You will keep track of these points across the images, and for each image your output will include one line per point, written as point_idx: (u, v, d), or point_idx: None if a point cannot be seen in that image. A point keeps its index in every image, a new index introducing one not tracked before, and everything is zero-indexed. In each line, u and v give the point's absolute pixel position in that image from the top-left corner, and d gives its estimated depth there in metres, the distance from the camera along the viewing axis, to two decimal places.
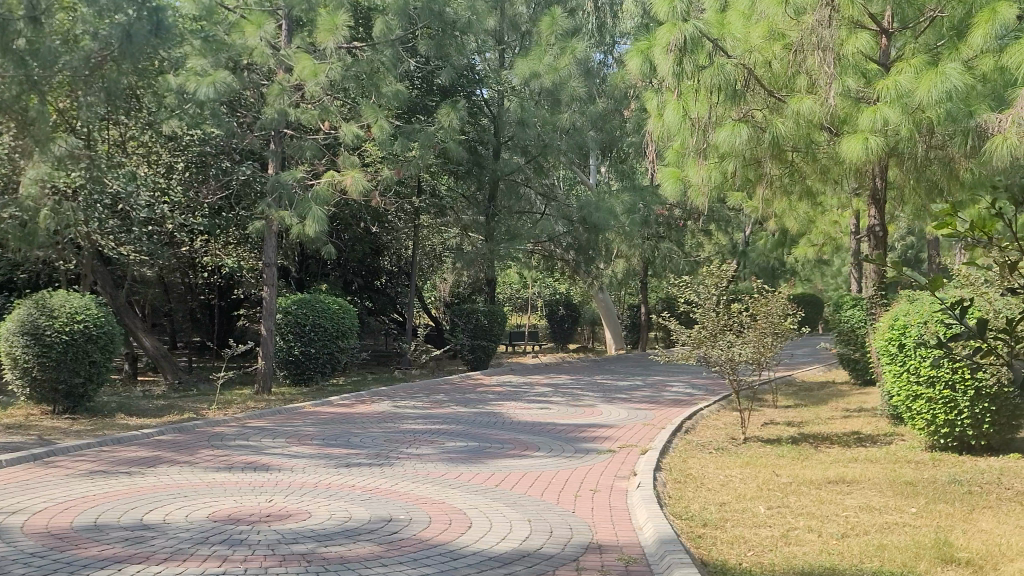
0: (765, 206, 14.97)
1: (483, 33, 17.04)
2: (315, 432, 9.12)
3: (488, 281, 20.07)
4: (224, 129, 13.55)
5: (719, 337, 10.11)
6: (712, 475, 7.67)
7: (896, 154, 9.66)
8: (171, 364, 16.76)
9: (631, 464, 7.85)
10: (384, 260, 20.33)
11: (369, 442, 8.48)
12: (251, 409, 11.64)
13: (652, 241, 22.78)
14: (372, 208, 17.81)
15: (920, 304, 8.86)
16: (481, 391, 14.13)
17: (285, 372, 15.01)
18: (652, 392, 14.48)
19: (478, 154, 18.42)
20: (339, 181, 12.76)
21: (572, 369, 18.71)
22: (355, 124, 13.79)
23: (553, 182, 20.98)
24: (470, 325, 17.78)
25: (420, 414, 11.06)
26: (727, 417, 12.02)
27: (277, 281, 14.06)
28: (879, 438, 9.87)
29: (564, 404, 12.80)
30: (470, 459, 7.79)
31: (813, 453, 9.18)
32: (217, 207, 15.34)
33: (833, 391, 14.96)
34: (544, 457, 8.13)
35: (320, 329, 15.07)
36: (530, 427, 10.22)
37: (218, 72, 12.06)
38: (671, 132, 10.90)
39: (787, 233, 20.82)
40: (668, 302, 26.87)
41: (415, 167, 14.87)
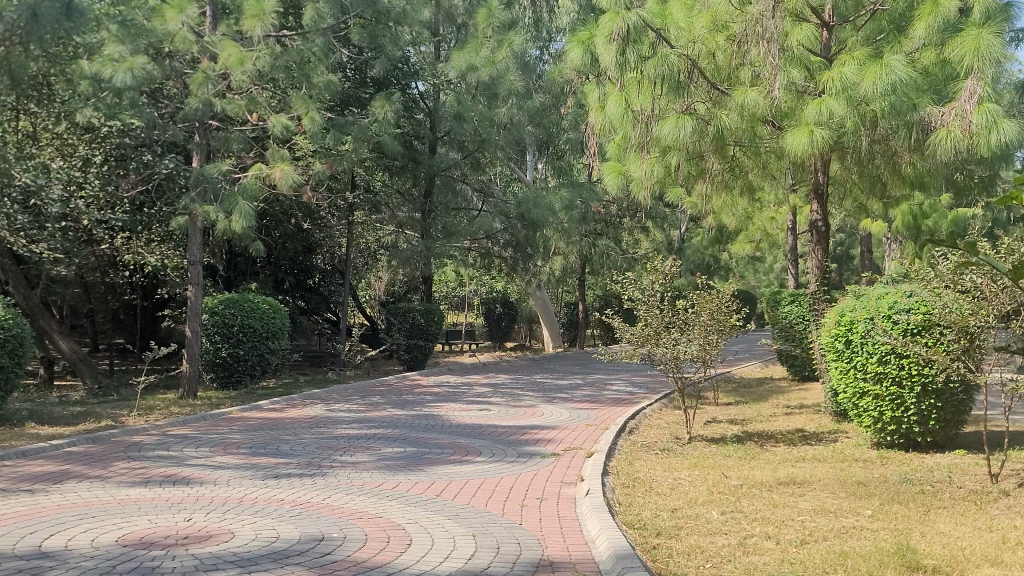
0: (705, 202, 14.85)
1: (418, 25, 16.60)
2: (242, 440, 8.57)
3: (424, 279, 19.59)
4: (144, 119, 12.84)
5: (664, 335, 9.85)
6: (661, 478, 7.38)
7: (840, 148, 9.54)
8: (90, 368, 15.89)
9: (577, 468, 7.51)
10: (316, 258, 19.73)
11: (300, 450, 7.98)
12: (174, 415, 11.01)
13: (589, 238, 22.59)
14: (304, 204, 17.19)
15: (867, 300, 8.73)
16: (418, 392, 13.68)
17: (212, 376, 14.32)
18: (592, 392, 14.21)
19: (413, 149, 17.96)
20: (267, 174, 12.20)
21: (511, 368, 18.37)
22: (285, 115, 13.21)
23: (490, 178, 20.61)
24: (406, 324, 17.30)
25: (355, 418, 10.56)
26: (670, 415, 11.80)
27: (202, 280, 13.40)
28: (824, 436, 9.74)
29: (504, 404, 12.42)
30: (409, 467, 7.36)
31: (760, 453, 8.98)
32: (138, 203, 14.58)
33: (772, 387, 14.91)
34: (486, 462, 7.74)
35: (249, 330, 14.41)
36: (471, 430, 9.81)
37: (137, 59, 11.41)
38: (614, 124, 10.62)
39: (724, 230, 20.84)
40: (606, 299, 26.74)
41: (348, 161, 14.34)
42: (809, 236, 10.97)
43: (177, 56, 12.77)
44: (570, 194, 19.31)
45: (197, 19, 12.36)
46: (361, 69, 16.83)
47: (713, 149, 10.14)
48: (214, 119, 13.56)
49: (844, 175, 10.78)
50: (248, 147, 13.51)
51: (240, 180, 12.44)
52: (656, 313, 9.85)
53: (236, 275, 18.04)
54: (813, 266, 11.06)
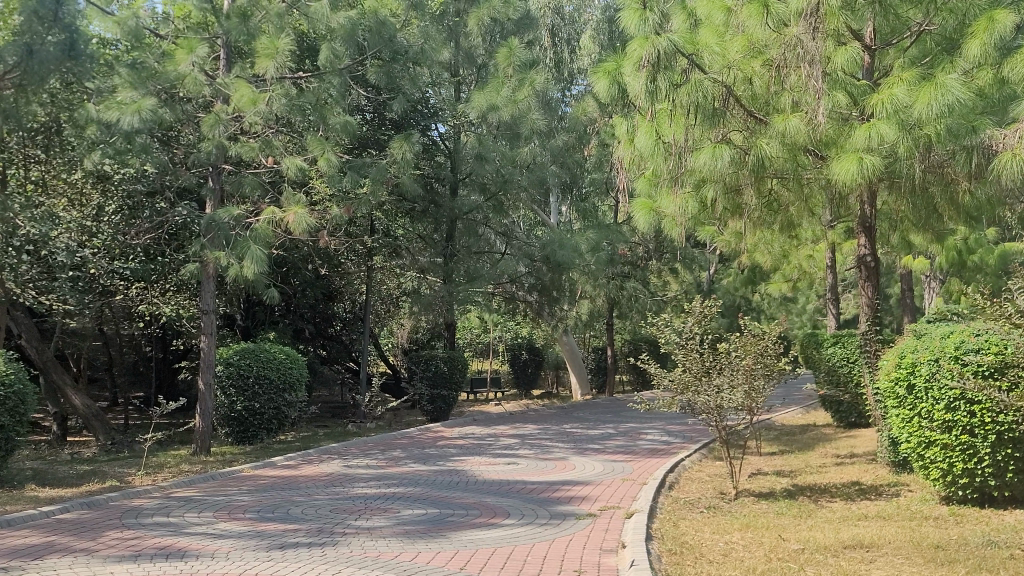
0: (739, 239, 14.17)
1: (436, 65, 16.21)
2: (250, 502, 7.89)
3: (447, 326, 19.00)
4: (155, 164, 12.39)
5: (705, 382, 9.14)
6: (711, 543, 6.62)
7: (891, 178, 8.87)
8: (103, 423, 15.33)
9: (616, 531, 6.76)
10: (337, 306, 19.23)
11: (311, 514, 7.29)
12: (183, 474, 10.37)
13: (616, 281, 22.01)
14: (322, 250, 16.68)
15: (929, 340, 7.99)
16: (442, 445, 12.99)
17: (227, 430, 13.73)
18: (626, 441, 13.48)
19: (433, 191, 17.47)
20: (281, 218, 11.68)
21: (539, 418, 17.64)
22: (300, 157, 12.75)
23: (513, 221, 20.07)
24: (429, 373, 16.63)
25: (374, 475, 9.86)
26: (712, 467, 11.03)
27: (216, 330, 12.88)
28: (884, 490, 8.92)
29: (533, 457, 11.69)
30: (430, 533, 6.64)
31: (816, 510, 8.18)
32: (151, 251, 14.16)
33: (817, 434, 14.07)
34: (515, 525, 7.01)
35: (265, 380, 13.75)
36: (497, 487, 9.10)
37: (145, 100, 11.01)
38: (644, 157, 10.04)
39: (757, 270, 20.12)
40: (635, 343, 25.97)
41: (366, 204, 13.85)
42: (858, 272, 10.25)
43: (189, 99, 12.37)
44: (597, 235, 18.72)
45: (207, 61, 11.94)
46: (380, 112, 16.42)
47: (752, 181, 9.51)
48: (227, 163, 13.14)
49: (893, 207, 10.07)
50: (263, 192, 13.05)
51: (253, 224, 11.93)
52: (695, 358, 9.19)
53: (255, 325, 17.52)
54: (862, 304, 10.34)
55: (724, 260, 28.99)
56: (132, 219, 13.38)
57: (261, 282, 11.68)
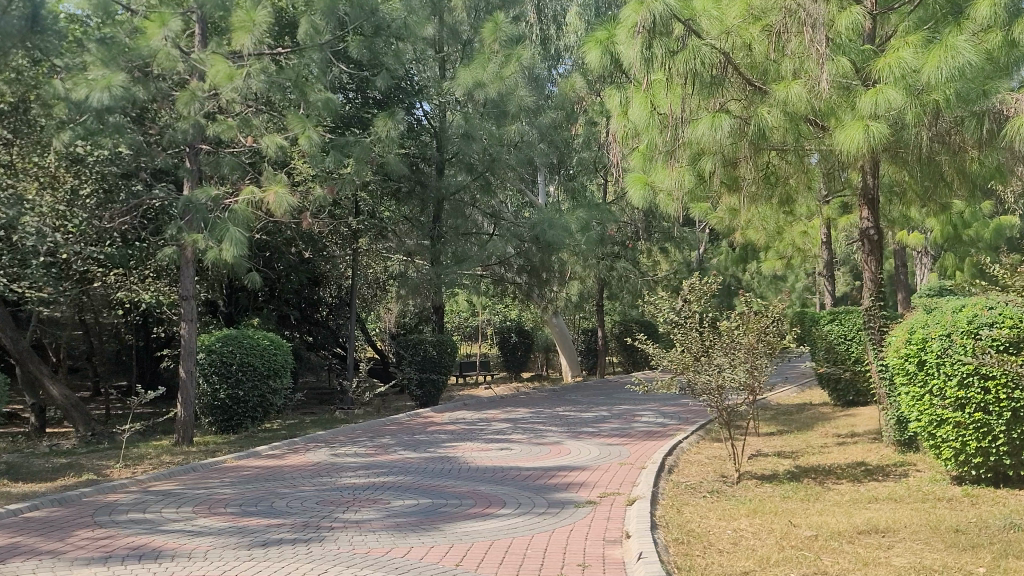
0: (734, 215, 13.82)
1: (420, 40, 15.75)
2: (233, 496, 7.51)
3: (435, 310, 18.62)
4: (129, 144, 11.92)
5: (705, 362, 8.83)
6: (719, 530, 6.29)
7: (898, 146, 8.51)
8: (83, 414, 14.88)
9: (618, 520, 6.42)
10: (323, 290, 18.80)
11: (297, 508, 6.92)
12: (163, 466, 9.97)
13: (606, 261, 21.66)
14: (306, 233, 16.26)
15: (940, 315, 7.68)
16: (432, 430, 12.62)
17: (211, 419, 13.34)
18: (620, 424, 13.15)
19: (419, 171, 16.98)
20: (261, 198, 11.23)
21: (530, 401, 17.30)
22: (280, 135, 12.28)
23: (500, 201, 19.64)
24: (417, 357, 16.26)
25: (362, 464, 9.48)
26: (712, 450, 10.71)
27: (196, 317, 12.45)
28: (892, 470, 8.61)
29: (526, 442, 11.34)
30: (423, 525, 6.28)
31: (823, 493, 7.87)
32: (128, 236, 13.70)
33: (815, 413, 13.79)
34: (512, 515, 6.65)
35: (249, 368, 13.34)
36: (491, 474, 8.75)
37: (115, 76, 10.54)
38: (639, 130, 9.66)
39: (749, 248, 19.79)
40: (625, 324, 25.68)
41: (349, 184, 13.40)
42: (860, 246, 9.89)
43: (163, 77, 11.89)
44: (587, 214, 18.33)
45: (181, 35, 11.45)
46: (363, 90, 15.96)
47: (751, 153, 9.15)
48: (205, 143, 12.66)
49: (897, 178, 9.71)
50: (243, 172, 12.60)
51: (231, 205, 11.47)
52: (695, 337, 8.89)
53: (238, 310, 17.07)
54: (865, 279, 9.98)
55: (714, 239, 28.68)
56: (107, 203, 12.94)
57: (241, 266, 11.26)
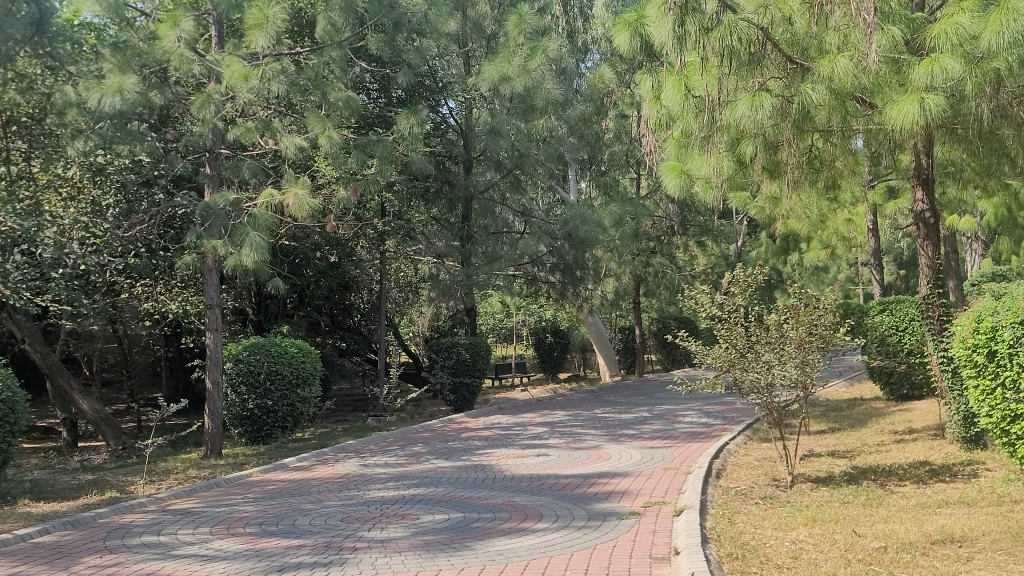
0: (775, 203, 13.21)
1: (442, 36, 15.31)
2: (253, 514, 7.09)
3: (468, 312, 18.18)
4: (147, 150, 11.63)
5: (752, 359, 8.27)
6: (775, 543, 5.73)
7: (955, 120, 7.87)
8: (114, 428, 14.63)
9: (666, 534, 5.90)
10: (353, 296, 18.44)
11: (320, 527, 6.49)
12: (188, 481, 9.61)
13: (642, 257, 21.09)
14: (333, 237, 15.90)
15: (1011, 300, 7.03)
16: (466, 437, 12.18)
17: (240, 430, 13.01)
18: (662, 425, 12.61)
19: (446, 171, 16.73)
20: (280, 201, 10.84)
21: (568, 403, 16.80)
22: (299, 136, 11.88)
23: (531, 198, 19.16)
24: (450, 361, 15.83)
25: (392, 475, 9.01)
26: (761, 452, 10.13)
27: (221, 326, 12.11)
28: (959, 470, 7.99)
29: (564, 447, 10.84)
30: (452, 544, 5.80)
31: (886, 497, 7.28)
32: (152, 246, 13.45)
33: (868, 409, 13.15)
34: (549, 531, 6.14)
35: (277, 377, 12.96)
36: (528, 484, 8.26)
37: (127, 78, 10.28)
38: (673, 116, 9.13)
39: (790, 239, 19.13)
40: (663, 321, 25.10)
41: (374, 185, 13.00)
42: (915, 231, 9.24)
43: (180, 81, 11.60)
44: (621, 209, 17.79)
45: (195, 35, 11.10)
46: (386, 89, 15.56)
47: (795, 134, 8.58)
48: (225, 147, 12.34)
49: (953, 156, 9.07)
50: (264, 176, 12.25)
51: (251, 209, 11.11)
52: (740, 332, 8.34)
53: (267, 318, 16.78)
54: (921, 265, 9.31)
55: (752, 231, 27.95)
56: (130, 213, 12.69)
57: (263, 272, 10.90)
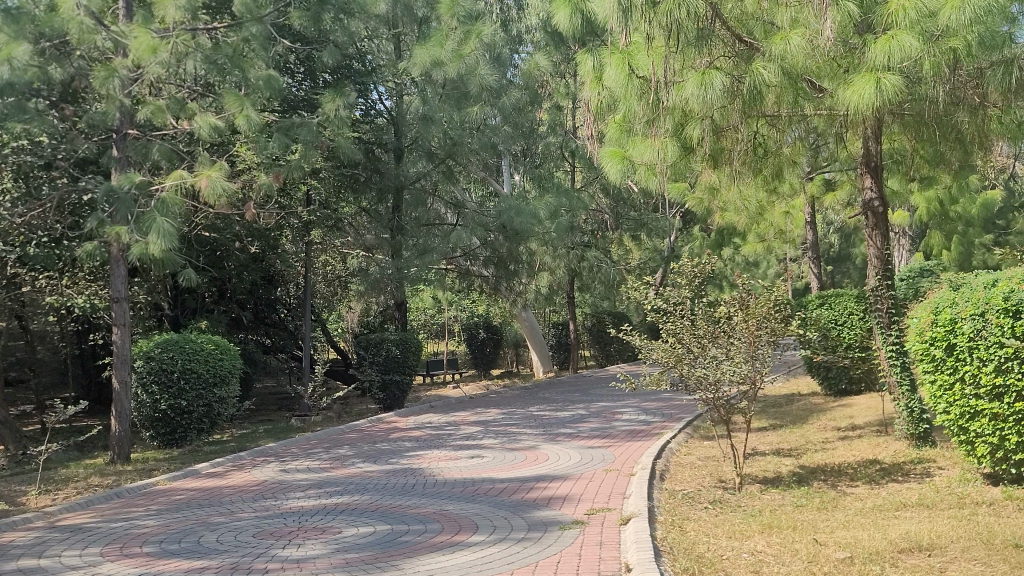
0: (715, 193, 12.87)
1: (372, 16, 14.59)
2: (153, 530, 6.33)
3: (398, 307, 17.47)
4: (45, 129, 10.64)
5: (699, 355, 7.79)
6: (733, 555, 5.26)
7: (910, 102, 7.54)
8: (13, 432, 13.50)
9: (614, 547, 5.38)
10: (278, 290, 17.53)
11: (229, 544, 5.79)
12: (88, 491, 8.75)
13: (576, 250, 20.64)
14: (255, 227, 15.02)
15: (970, 291, 6.69)
16: (395, 437, 11.52)
17: (152, 433, 12.09)
18: (600, 423, 12.17)
19: (375, 159, 15.99)
20: (191, 184, 10.00)
21: (502, 400, 16.25)
22: (215, 116, 11.02)
23: (463, 189, 18.56)
24: (379, 358, 15.12)
25: (313, 482, 8.30)
26: (705, 451, 9.72)
27: (129, 321, 11.19)
28: (911, 469, 7.68)
29: (499, 447, 10.28)
30: (378, 564, 5.16)
31: (841, 499, 6.89)
32: (56, 236, 12.42)
33: (806, 405, 12.91)
34: (485, 545, 5.55)
35: (192, 376, 12.07)
36: (461, 489, 7.67)
37: (15, 45, 9.45)
38: (617, 98, 8.63)
39: (725, 232, 18.92)
40: (597, 316, 24.80)
41: (297, 170, 12.22)
42: (863, 220, 8.93)
43: (83, 54, 10.67)
44: (556, 201, 17.30)
45: (99, 4, 10.22)
46: (312, 73, 14.80)
47: (743, 117, 8.16)
48: (134, 128, 11.41)
49: (902, 142, 8.80)
50: (177, 160, 11.35)
51: (160, 193, 10.24)
52: (686, 326, 7.88)
53: (184, 313, 15.77)
54: (870, 256, 8.95)
55: (686, 225, 27.80)
56: (30, 198, 11.65)
57: (174, 263, 10.07)
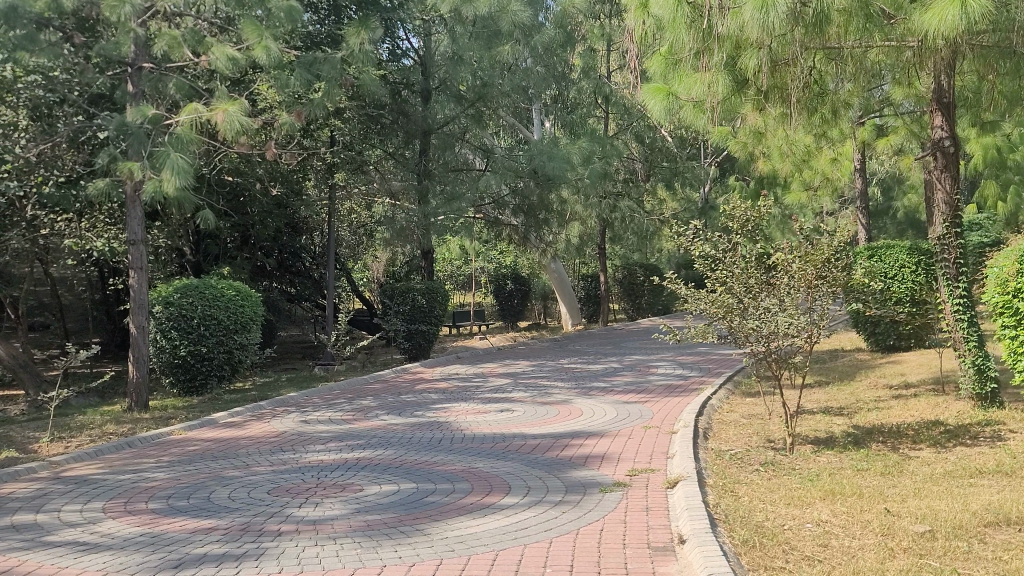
0: (760, 138, 12.15)
1: None
2: (162, 483, 5.90)
3: (425, 255, 16.92)
4: (55, 60, 10.08)
5: (749, 307, 7.22)
6: (795, 525, 4.71)
7: (993, 26, 6.82)
8: (34, 377, 13.15)
9: (661, 514, 4.85)
10: (303, 238, 17.03)
11: (240, 501, 5.33)
12: (100, 440, 8.34)
13: (609, 200, 19.95)
14: (278, 169, 14.45)
15: None
16: (422, 389, 11.06)
17: (172, 380, 11.67)
18: (635, 377, 11.66)
19: (402, 100, 15.37)
20: (207, 118, 9.40)
21: (532, 352, 15.77)
22: (233, 48, 10.41)
23: (492, 135, 17.90)
24: (405, 306, 14.65)
25: (334, 435, 7.83)
26: (749, 408, 9.17)
27: (146, 265, 10.70)
28: (979, 432, 7.09)
29: (530, 401, 9.79)
30: (402, 527, 4.68)
31: (906, 463, 6.31)
32: (73, 175, 11.90)
33: (852, 361, 12.30)
34: (519, 508, 5.04)
35: (212, 322, 11.63)
36: (491, 445, 7.18)
37: None
38: (664, 26, 7.94)
39: (766, 181, 18.16)
40: (628, 268, 24.16)
41: (320, 109, 11.65)
42: (931, 161, 8.24)
43: None
44: (589, 146, 16.62)
45: None
46: (337, 7, 14.12)
47: (803, 43, 7.46)
48: (149, 61, 10.81)
49: (978, 75, 8.08)
50: (193, 96, 10.77)
51: (173, 126, 9.71)
52: (736, 275, 7.26)
53: (206, 259, 15.26)
54: (937, 202, 8.27)
55: (720, 177, 26.97)
56: (44, 135, 11.12)
57: (189, 203, 9.56)
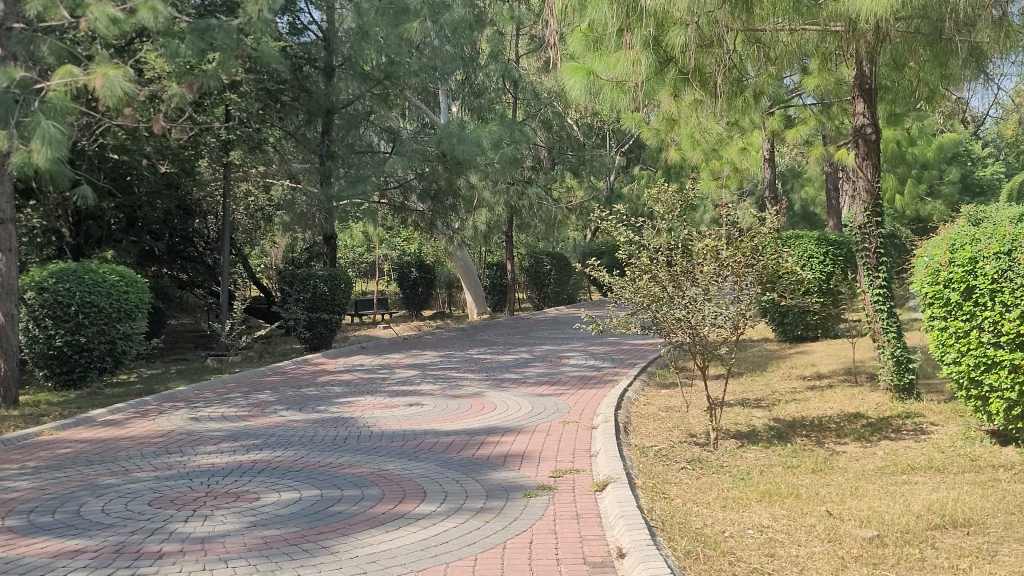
0: (673, 125, 11.93)
1: None
2: (24, 494, 5.15)
3: (327, 240, 16.15)
4: None
5: (675, 295, 6.89)
6: (735, 532, 4.37)
7: (922, 9, 6.67)
8: None
9: (592, 522, 4.44)
10: (196, 221, 16.01)
11: (115, 516, 4.64)
12: None
13: (517, 186, 19.54)
14: (168, 146, 13.43)
15: (995, 226, 5.89)
16: (323, 382, 10.40)
17: (45, 372, 10.65)
18: (547, 368, 11.28)
19: (304, 76, 14.55)
20: (85, 83, 8.50)
21: (437, 342, 15.22)
22: (115, 7, 9.45)
23: (397, 116, 17.24)
24: (306, 294, 13.89)
25: (227, 434, 7.14)
26: (667, 400, 8.90)
27: (15, 246, 9.65)
28: (902, 425, 6.97)
29: (439, 394, 9.28)
30: (304, 545, 4.10)
31: (835, 459, 6.09)
32: None
33: (762, 351, 12.23)
34: (437, 519, 4.54)
35: (91, 310, 10.64)
36: (402, 444, 6.64)
37: None
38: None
39: (675, 170, 18.09)
40: (534, 257, 23.80)
41: (215, 80, 10.78)
42: (854, 148, 8.13)
43: None
44: (499, 129, 16.17)
45: None
46: None
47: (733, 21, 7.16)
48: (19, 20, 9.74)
49: (900, 62, 7.99)
50: (71, 60, 9.77)
51: (46, 89, 8.74)
52: (660, 262, 6.92)
53: (87, 243, 13.75)
54: (858, 189, 8.18)
55: (624, 167, 26.96)
56: None
57: (63, 179, 8.62)
